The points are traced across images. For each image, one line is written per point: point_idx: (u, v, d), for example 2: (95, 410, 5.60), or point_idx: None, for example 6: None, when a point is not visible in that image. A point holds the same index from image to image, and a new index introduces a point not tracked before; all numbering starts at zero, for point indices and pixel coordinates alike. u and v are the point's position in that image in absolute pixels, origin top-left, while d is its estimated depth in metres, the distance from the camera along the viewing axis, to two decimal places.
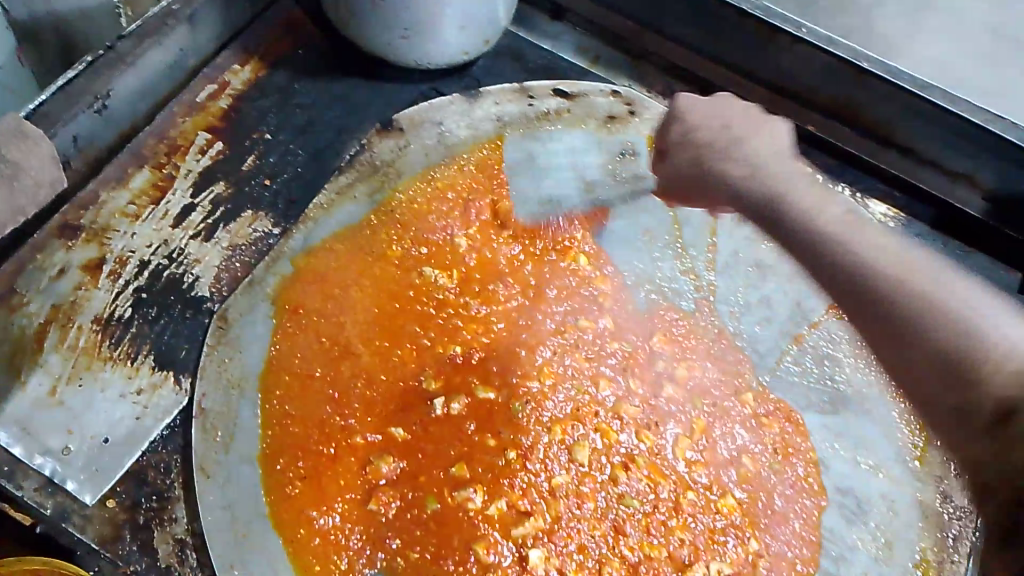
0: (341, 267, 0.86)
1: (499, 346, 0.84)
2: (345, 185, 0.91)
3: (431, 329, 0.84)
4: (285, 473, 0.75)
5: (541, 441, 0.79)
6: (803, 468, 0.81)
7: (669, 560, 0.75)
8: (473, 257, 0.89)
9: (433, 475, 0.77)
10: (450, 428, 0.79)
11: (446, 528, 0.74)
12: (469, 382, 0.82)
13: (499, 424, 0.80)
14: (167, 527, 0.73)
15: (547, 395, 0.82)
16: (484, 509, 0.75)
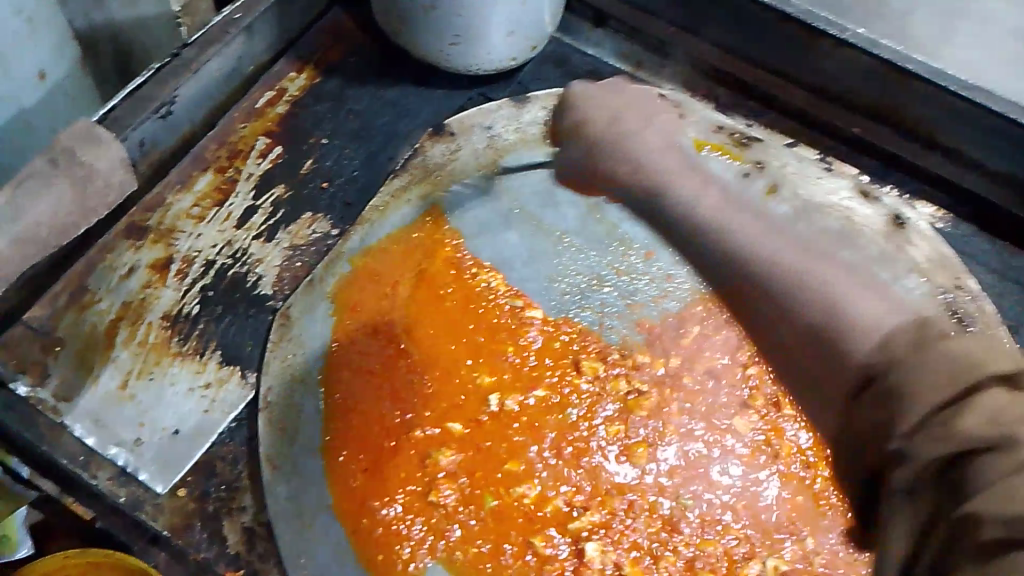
0: (397, 266, 0.88)
1: (551, 347, 0.86)
2: (400, 187, 0.93)
3: (485, 330, 0.86)
4: (346, 466, 0.78)
5: (595, 439, 0.81)
6: (858, 469, 0.80)
7: (725, 552, 0.76)
8: (527, 261, 0.90)
9: (491, 471, 0.79)
10: (507, 426, 0.81)
11: (504, 522, 0.76)
12: (524, 382, 0.83)
13: (552, 422, 0.81)
14: (235, 517, 0.76)
15: (602, 398, 0.83)
16: (542, 505, 0.77)
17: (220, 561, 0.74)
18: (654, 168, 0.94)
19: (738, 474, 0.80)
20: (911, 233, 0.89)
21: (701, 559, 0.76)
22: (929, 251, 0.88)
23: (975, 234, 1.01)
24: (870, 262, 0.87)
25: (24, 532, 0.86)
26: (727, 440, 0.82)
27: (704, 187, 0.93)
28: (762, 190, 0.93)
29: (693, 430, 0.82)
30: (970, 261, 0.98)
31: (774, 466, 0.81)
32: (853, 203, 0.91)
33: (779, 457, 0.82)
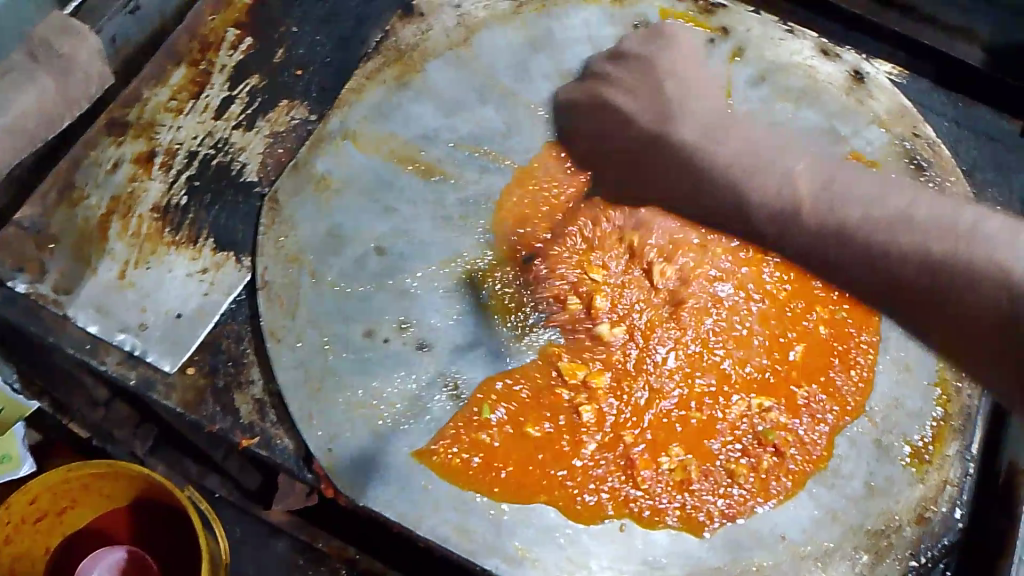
0: (381, 144, 0.89)
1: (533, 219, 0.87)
2: (373, 70, 0.93)
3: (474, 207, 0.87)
4: (343, 340, 0.80)
5: (593, 309, 0.82)
6: (835, 312, 0.85)
7: (713, 399, 0.80)
8: (518, 138, 0.91)
9: (491, 354, 0.80)
10: (502, 303, 0.83)
11: (507, 404, 0.79)
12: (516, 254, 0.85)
13: (541, 299, 0.83)
14: (246, 389, 0.79)
15: (602, 269, 0.84)
16: (544, 383, 0.80)
17: (237, 429, 0.78)
18: (678, 157, 0.80)
19: (726, 322, 0.83)
20: (871, 87, 0.99)
21: (691, 402, 0.80)
22: (888, 102, 0.99)
23: (934, 87, 1.04)
24: (830, 117, 0.97)
25: (24, 449, 0.87)
26: (717, 284, 0.84)
27: (736, 160, 0.77)
28: (726, 54, 0.99)
29: (686, 286, 0.84)
30: (929, 112, 1.02)
31: (764, 308, 0.84)
32: (817, 61, 1.00)
33: (765, 300, 0.84)
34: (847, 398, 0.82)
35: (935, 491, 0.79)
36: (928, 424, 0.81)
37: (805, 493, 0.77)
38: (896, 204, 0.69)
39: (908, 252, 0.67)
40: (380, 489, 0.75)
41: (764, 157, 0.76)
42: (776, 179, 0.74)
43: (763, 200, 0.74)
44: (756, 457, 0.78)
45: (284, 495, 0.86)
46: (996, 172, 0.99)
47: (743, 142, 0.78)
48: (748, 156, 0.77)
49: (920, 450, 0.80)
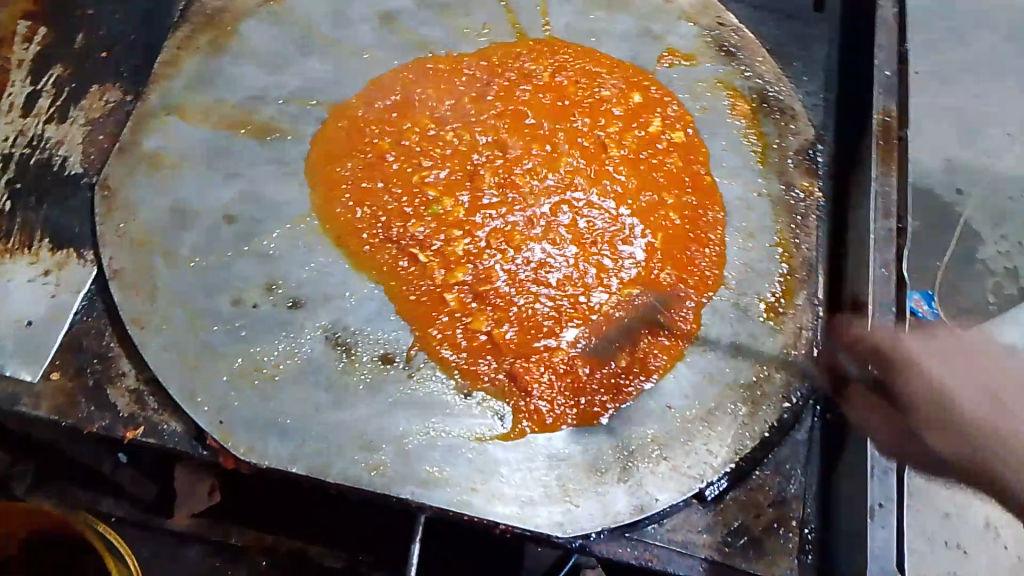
0: (210, 112, 0.87)
1: (377, 160, 0.88)
2: (185, 38, 0.90)
3: (319, 161, 0.87)
4: (212, 314, 0.78)
5: (458, 236, 0.85)
6: (674, 202, 0.92)
7: (584, 299, 0.84)
8: (351, 88, 0.91)
9: (365, 295, 0.81)
10: (364, 243, 0.84)
11: (392, 338, 0.80)
12: (366, 196, 0.86)
13: (402, 234, 0.85)
14: (119, 382, 0.76)
15: (453, 203, 0.87)
16: (424, 312, 0.82)
17: (118, 424, 0.75)
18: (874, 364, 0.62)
19: (580, 228, 0.88)
20: None
21: (568, 302, 0.84)
22: None
23: None
24: (643, 20, 1.02)
25: None
26: (568, 193, 0.90)
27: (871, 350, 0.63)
28: None
29: (537, 200, 0.88)
30: (730, 2, 1.09)
31: (616, 208, 0.90)
32: None
33: (615, 201, 0.90)
34: (707, 274, 0.88)
35: (793, 338, 0.86)
36: (776, 281, 0.89)
37: (683, 362, 0.84)
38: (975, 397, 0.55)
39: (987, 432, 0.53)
40: (282, 448, 0.73)
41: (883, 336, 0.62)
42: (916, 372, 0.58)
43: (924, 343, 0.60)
44: (635, 342, 0.84)
45: (188, 497, 0.86)
46: (800, 46, 1.06)
47: (925, 343, 0.60)
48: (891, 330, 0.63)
49: (774, 304, 0.88)
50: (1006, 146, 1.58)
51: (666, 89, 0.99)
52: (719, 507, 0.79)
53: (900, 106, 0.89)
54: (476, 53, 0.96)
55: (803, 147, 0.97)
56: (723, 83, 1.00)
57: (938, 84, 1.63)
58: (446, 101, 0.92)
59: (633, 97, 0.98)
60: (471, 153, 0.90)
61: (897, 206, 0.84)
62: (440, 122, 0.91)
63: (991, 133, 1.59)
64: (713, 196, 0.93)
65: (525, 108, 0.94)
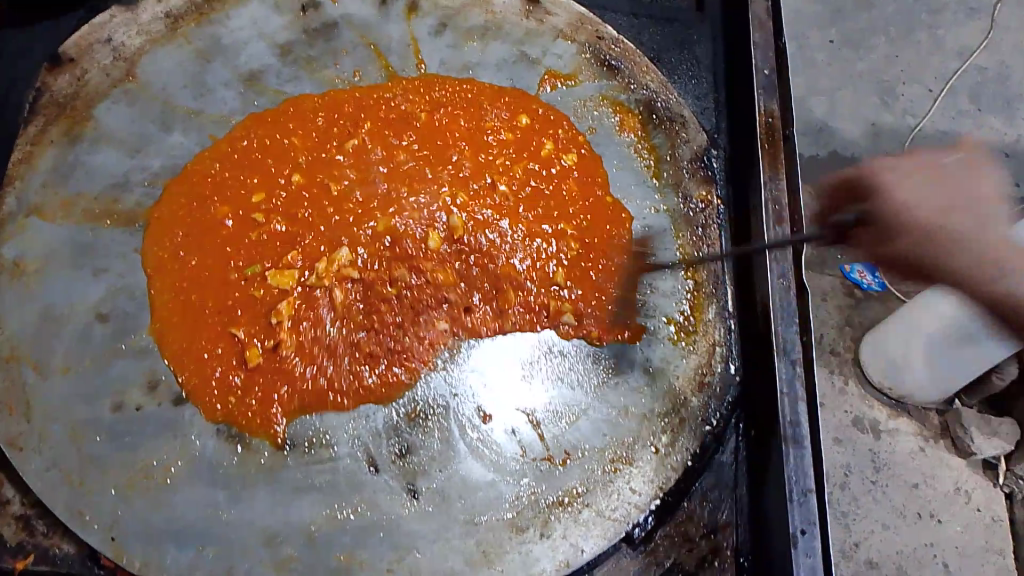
0: (72, 205, 0.83)
1: (245, 226, 0.84)
2: (37, 132, 0.85)
3: (177, 237, 0.83)
4: (92, 424, 0.74)
5: (343, 291, 0.81)
6: (571, 231, 0.89)
7: (477, 347, 0.82)
8: (213, 159, 0.88)
9: (250, 376, 0.78)
10: (237, 315, 0.80)
11: (287, 412, 0.77)
12: (238, 264, 0.82)
13: (280, 296, 0.80)
14: (3, 510, 0.71)
15: (327, 257, 0.82)
16: (314, 380, 0.78)
17: (5, 556, 0.70)
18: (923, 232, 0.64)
19: (472, 269, 0.85)
20: (545, 3, 1.01)
21: (459, 349, 0.82)
22: (566, 15, 1.01)
23: None
24: (518, 45, 0.99)
25: None
26: (452, 230, 0.86)
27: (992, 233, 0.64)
28: (402, 14, 0.99)
29: (419, 245, 0.84)
30: (608, 12, 1.06)
31: (511, 242, 0.87)
32: None
33: (509, 235, 0.87)
34: (618, 303, 0.86)
35: (706, 356, 0.84)
36: (683, 298, 0.87)
37: (592, 399, 0.81)
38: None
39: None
40: (181, 557, 0.70)
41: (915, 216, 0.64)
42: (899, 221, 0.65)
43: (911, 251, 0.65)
44: (546, 385, 0.81)
45: None
46: (680, 50, 1.04)
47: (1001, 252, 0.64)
48: (962, 208, 0.64)
49: (683, 323, 0.85)
50: (925, 101, 1.53)
51: (555, 110, 0.96)
52: (649, 547, 0.76)
53: (783, 105, 0.87)
54: (347, 100, 0.93)
55: (698, 154, 0.94)
56: (608, 99, 0.98)
57: (852, 50, 1.57)
58: (318, 158, 0.89)
59: (519, 121, 0.95)
60: (345, 205, 0.86)
61: (788, 211, 0.82)
62: (311, 179, 0.87)
63: (910, 90, 1.54)
64: (614, 219, 0.90)
65: (406, 149, 0.91)
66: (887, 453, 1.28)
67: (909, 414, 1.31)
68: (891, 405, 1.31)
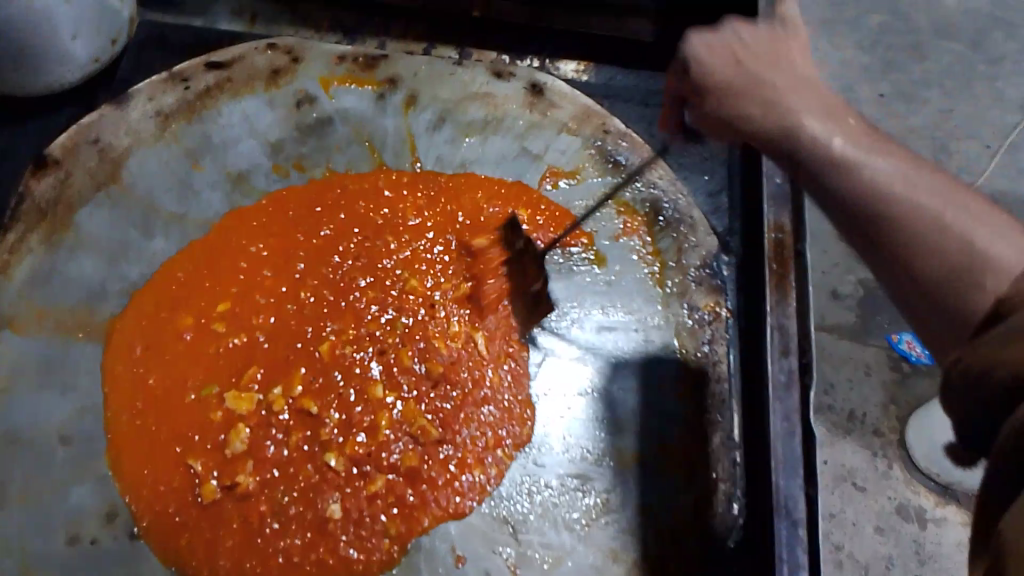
0: (46, 315, 0.80)
1: (208, 339, 0.81)
2: (16, 239, 0.82)
3: (137, 353, 0.80)
4: (46, 560, 0.70)
5: (303, 420, 0.77)
6: (564, 352, 0.83)
7: (454, 484, 0.76)
8: (185, 267, 0.84)
9: (205, 513, 0.74)
10: (194, 444, 0.76)
11: (238, 559, 0.72)
12: (196, 384, 0.79)
13: (240, 424, 0.77)
14: None
15: (292, 385, 0.78)
16: (268, 521, 0.73)
17: None
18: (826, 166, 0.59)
19: (448, 395, 0.80)
20: (552, 95, 0.96)
21: (432, 484, 0.76)
22: (572, 107, 0.96)
23: (618, 76, 1.04)
24: (519, 139, 0.94)
25: None
26: (429, 352, 0.81)
27: (820, 109, 0.63)
28: (400, 106, 0.95)
29: (393, 369, 0.80)
30: (617, 100, 1.01)
31: (490, 365, 0.82)
32: (491, 85, 0.96)
33: (487, 356, 0.82)
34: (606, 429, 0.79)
35: (706, 492, 0.77)
36: (684, 425, 0.80)
37: (577, 542, 0.74)
38: (934, 201, 0.53)
39: (875, 211, 0.55)
40: None
41: (777, 96, 0.64)
42: (767, 108, 0.64)
43: (864, 163, 0.57)
44: (529, 526, 0.75)
45: None
46: (695, 142, 0.98)
47: (930, 193, 0.53)
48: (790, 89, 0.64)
49: (682, 454, 0.79)
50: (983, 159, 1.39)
51: (558, 207, 0.90)
52: None
53: (796, 220, 0.80)
54: (330, 198, 0.90)
55: (705, 261, 0.88)
56: (613, 198, 0.92)
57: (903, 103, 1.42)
58: (296, 265, 0.85)
59: (517, 218, 0.89)
60: (321, 323, 0.82)
61: (797, 339, 0.75)
62: (285, 290, 0.84)
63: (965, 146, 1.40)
64: (611, 333, 0.84)
65: (387, 257, 0.86)
66: (934, 543, 1.14)
67: (958, 502, 1.16)
68: (938, 491, 1.16)
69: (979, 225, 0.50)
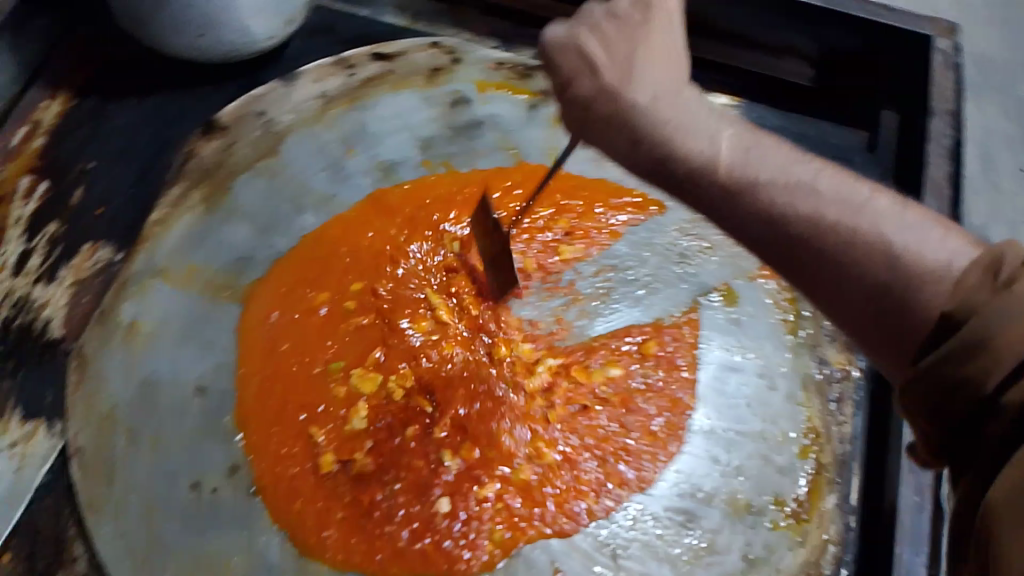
0: (197, 271, 0.85)
1: (343, 318, 0.84)
2: (178, 196, 0.88)
3: (275, 320, 0.83)
4: (168, 502, 0.74)
5: (426, 411, 0.79)
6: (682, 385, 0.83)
7: (564, 498, 0.76)
8: (330, 245, 0.87)
9: (322, 484, 0.76)
10: (319, 416, 0.79)
11: (348, 533, 0.74)
12: (327, 360, 0.81)
13: (362, 406, 0.79)
14: (68, 569, 0.73)
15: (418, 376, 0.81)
16: (380, 503, 0.75)
17: None
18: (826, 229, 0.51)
19: (566, 412, 0.80)
20: None
21: (542, 495, 0.76)
22: None
23: (768, 113, 1.02)
24: None
25: None
26: (554, 369, 0.83)
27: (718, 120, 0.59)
28: (549, 119, 0.96)
29: (517, 378, 0.82)
30: None
31: (612, 390, 0.82)
32: None
33: (608, 379, 0.82)
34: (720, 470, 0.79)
35: (816, 551, 0.75)
36: (800, 479, 0.79)
37: (678, 574, 0.74)
38: (835, 208, 0.51)
39: (876, 247, 0.49)
40: None
41: (688, 114, 0.59)
42: (706, 139, 0.58)
43: (794, 193, 0.53)
44: (632, 551, 0.75)
45: None
46: None
47: (884, 220, 0.50)
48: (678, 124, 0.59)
49: (795, 508, 0.77)
50: None
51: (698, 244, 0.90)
52: None
53: None
54: (471, 195, 0.91)
55: None
56: None
57: None
58: (436, 261, 0.88)
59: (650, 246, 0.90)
60: (455, 320, 0.84)
61: None
62: (422, 283, 0.86)
63: None
64: (734, 373, 0.84)
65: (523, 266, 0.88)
66: None
67: None
68: None
69: (948, 241, 0.49)
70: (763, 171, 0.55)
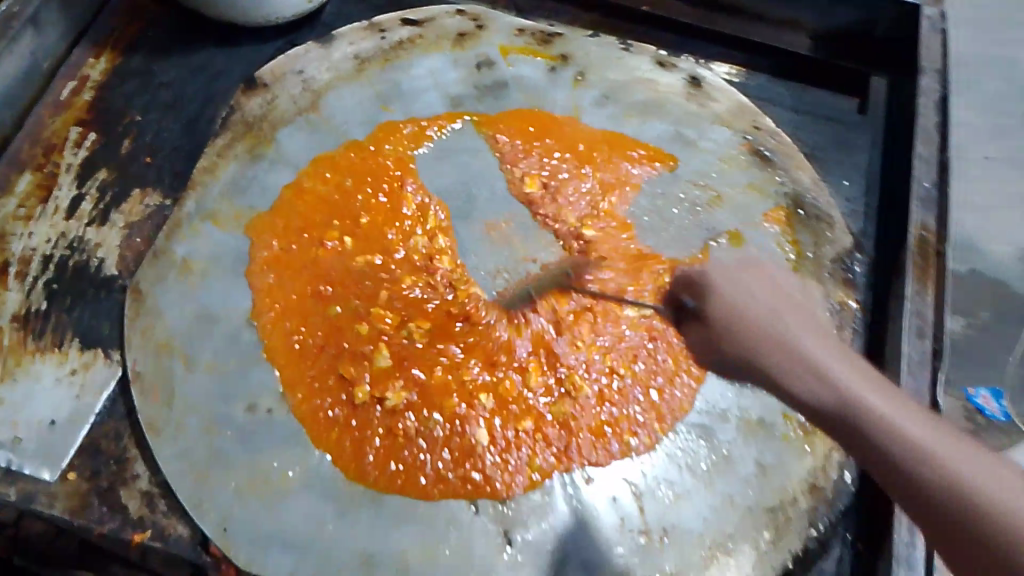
0: (243, 214, 0.89)
1: (369, 264, 0.89)
2: (223, 146, 0.93)
3: (305, 265, 0.88)
4: (225, 423, 0.79)
5: (450, 346, 0.84)
6: None
7: (584, 423, 0.82)
8: (354, 196, 0.92)
9: (354, 413, 0.81)
10: (349, 352, 0.84)
11: (382, 458, 0.79)
12: (354, 302, 0.86)
13: (386, 344, 0.84)
14: (131, 485, 0.78)
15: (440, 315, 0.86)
16: (409, 432, 0.80)
17: (127, 527, 0.76)
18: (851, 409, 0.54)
19: (583, 343, 0.86)
20: (709, 90, 1.03)
21: (562, 420, 0.82)
22: (728, 102, 1.02)
23: (771, 82, 1.10)
24: (676, 124, 1.00)
25: None
26: (568, 304, 0.88)
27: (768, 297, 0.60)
28: (569, 81, 1.02)
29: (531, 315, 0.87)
30: (769, 104, 1.08)
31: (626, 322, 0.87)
32: (655, 73, 1.03)
33: (619, 309, 0.88)
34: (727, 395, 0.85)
35: (824, 461, 0.81)
36: None
37: (696, 484, 0.80)
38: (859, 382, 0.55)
39: (900, 450, 0.52)
40: (282, 562, 0.73)
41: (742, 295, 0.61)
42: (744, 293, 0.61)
43: (814, 374, 0.56)
44: (650, 467, 0.80)
45: None
46: (840, 152, 1.03)
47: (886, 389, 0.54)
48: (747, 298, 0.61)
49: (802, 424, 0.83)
50: None
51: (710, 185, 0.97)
52: None
53: (941, 221, 0.86)
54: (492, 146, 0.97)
55: (841, 256, 0.93)
56: (757, 188, 0.97)
57: None
58: (457, 208, 0.93)
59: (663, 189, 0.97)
60: (480, 260, 0.90)
61: (933, 328, 0.81)
62: (444, 228, 0.92)
63: None
64: None
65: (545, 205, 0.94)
66: None
67: None
68: None
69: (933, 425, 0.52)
70: (797, 350, 0.57)
